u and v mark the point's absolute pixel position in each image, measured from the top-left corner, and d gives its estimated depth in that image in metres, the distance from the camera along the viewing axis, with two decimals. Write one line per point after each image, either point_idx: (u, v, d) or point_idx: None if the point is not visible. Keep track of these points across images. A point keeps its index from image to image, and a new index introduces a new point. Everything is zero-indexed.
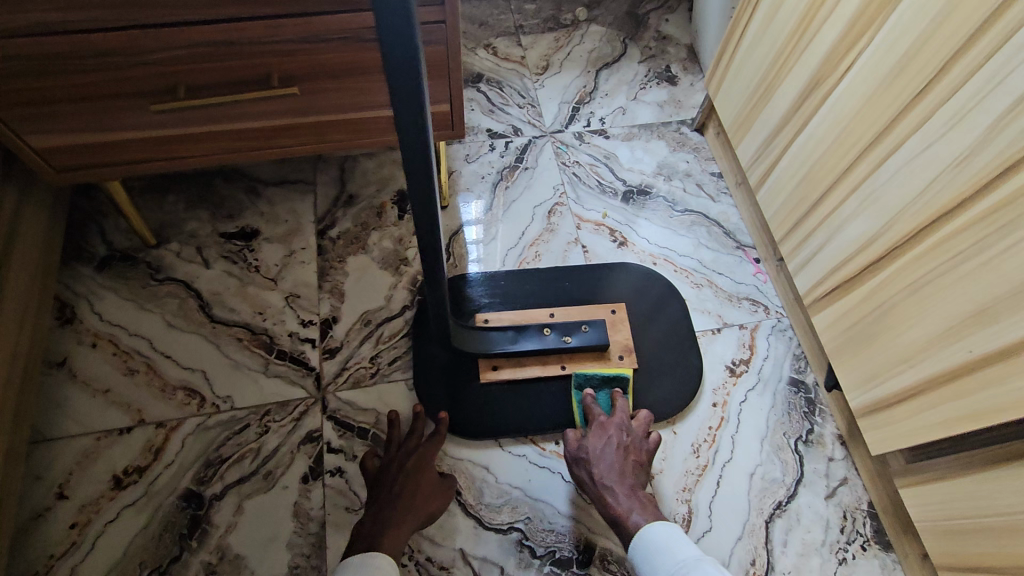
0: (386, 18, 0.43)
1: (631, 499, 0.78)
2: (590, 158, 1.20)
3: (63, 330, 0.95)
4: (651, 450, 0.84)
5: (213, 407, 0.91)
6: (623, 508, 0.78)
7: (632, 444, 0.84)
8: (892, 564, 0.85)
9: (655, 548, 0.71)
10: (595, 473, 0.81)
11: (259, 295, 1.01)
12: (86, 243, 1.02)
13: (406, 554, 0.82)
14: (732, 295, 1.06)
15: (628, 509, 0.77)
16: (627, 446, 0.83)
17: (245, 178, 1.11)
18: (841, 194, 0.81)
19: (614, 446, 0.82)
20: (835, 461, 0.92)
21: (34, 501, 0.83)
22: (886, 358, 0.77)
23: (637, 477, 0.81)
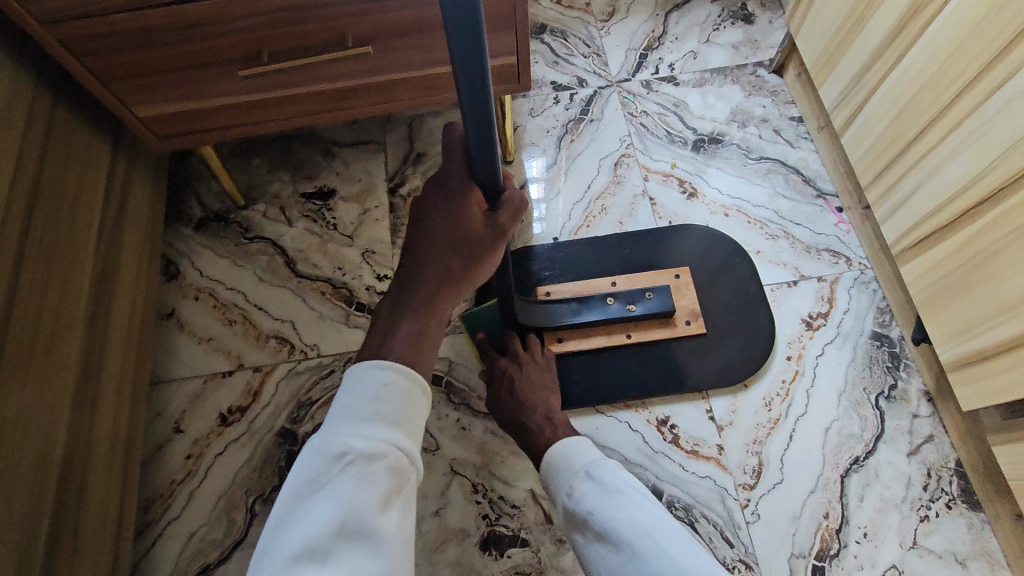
0: (457, 39, 0.41)
1: (544, 421, 0.80)
2: (659, 107, 1.15)
3: (171, 284, 1.05)
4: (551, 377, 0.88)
5: (301, 354, 0.99)
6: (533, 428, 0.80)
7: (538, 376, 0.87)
8: (980, 524, 0.81)
9: (574, 446, 0.71)
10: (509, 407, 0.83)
11: (338, 251, 1.07)
12: (184, 206, 1.12)
13: (480, 492, 0.87)
14: (811, 246, 1.01)
15: (538, 429, 0.79)
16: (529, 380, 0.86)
17: (320, 141, 1.16)
18: (941, 132, 0.74)
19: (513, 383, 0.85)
20: (920, 417, 0.88)
21: (156, 434, 0.94)
22: (985, 309, 0.72)
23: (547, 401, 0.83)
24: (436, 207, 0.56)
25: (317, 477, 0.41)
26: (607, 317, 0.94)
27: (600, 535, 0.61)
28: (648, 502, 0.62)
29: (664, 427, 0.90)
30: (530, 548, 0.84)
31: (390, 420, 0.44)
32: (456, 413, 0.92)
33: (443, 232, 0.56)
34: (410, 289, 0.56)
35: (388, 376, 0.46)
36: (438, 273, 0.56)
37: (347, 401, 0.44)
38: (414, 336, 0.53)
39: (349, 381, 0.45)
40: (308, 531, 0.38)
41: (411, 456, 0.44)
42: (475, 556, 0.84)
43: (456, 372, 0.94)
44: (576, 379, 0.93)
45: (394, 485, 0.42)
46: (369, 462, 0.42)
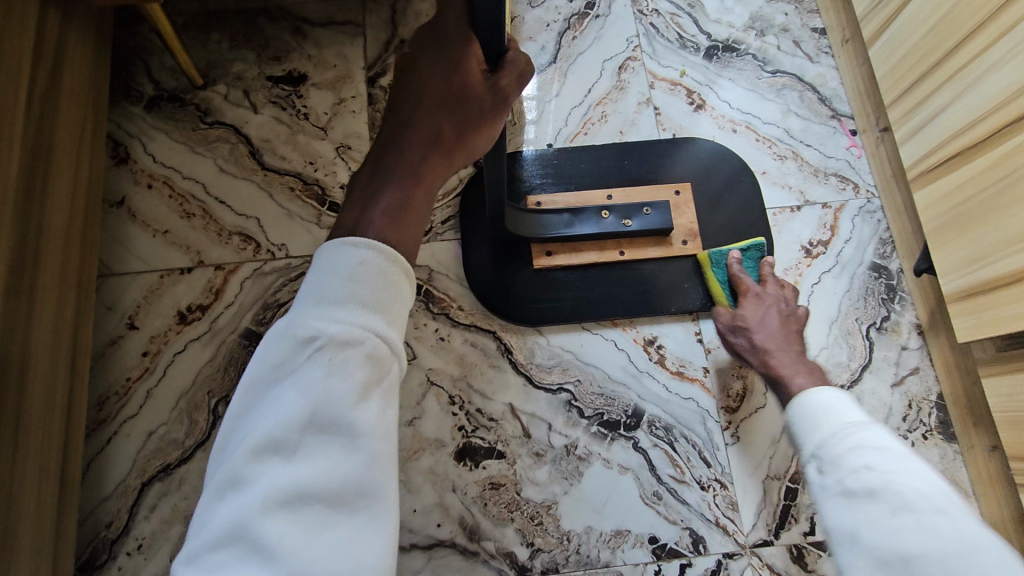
0: None
1: (796, 368, 0.78)
2: (672, 6, 1.04)
3: (120, 169, 0.94)
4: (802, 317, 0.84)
5: (268, 254, 0.91)
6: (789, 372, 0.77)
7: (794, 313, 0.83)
8: (954, 454, 0.82)
9: (825, 406, 0.67)
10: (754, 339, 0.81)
11: (309, 144, 0.97)
12: (133, 82, 0.98)
13: (456, 404, 0.84)
14: (819, 170, 0.96)
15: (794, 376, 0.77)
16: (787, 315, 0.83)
17: (290, 17, 1.02)
18: (989, 37, 0.68)
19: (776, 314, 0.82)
20: (908, 350, 0.86)
21: (107, 329, 0.87)
22: (1002, 236, 0.68)
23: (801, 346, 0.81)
24: (427, 59, 0.49)
25: (283, 364, 0.36)
26: (601, 231, 0.88)
27: (867, 489, 0.54)
28: (918, 468, 0.54)
29: (651, 347, 0.87)
30: (506, 460, 0.81)
31: (367, 303, 0.37)
32: (434, 323, 0.87)
33: (433, 88, 0.49)
34: (392, 154, 0.48)
35: (367, 254, 0.38)
36: (426, 137, 0.49)
37: (318, 281, 0.37)
38: (397, 206, 0.45)
39: (321, 257, 0.38)
40: (271, 424, 0.34)
41: (394, 344, 0.38)
42: (450, 466, 0.81)
43: (436, 281, 0.88)
44: (564, 295, 0.88)
45: (374, 376, 0.37)
46: (342, 349, 0.36)
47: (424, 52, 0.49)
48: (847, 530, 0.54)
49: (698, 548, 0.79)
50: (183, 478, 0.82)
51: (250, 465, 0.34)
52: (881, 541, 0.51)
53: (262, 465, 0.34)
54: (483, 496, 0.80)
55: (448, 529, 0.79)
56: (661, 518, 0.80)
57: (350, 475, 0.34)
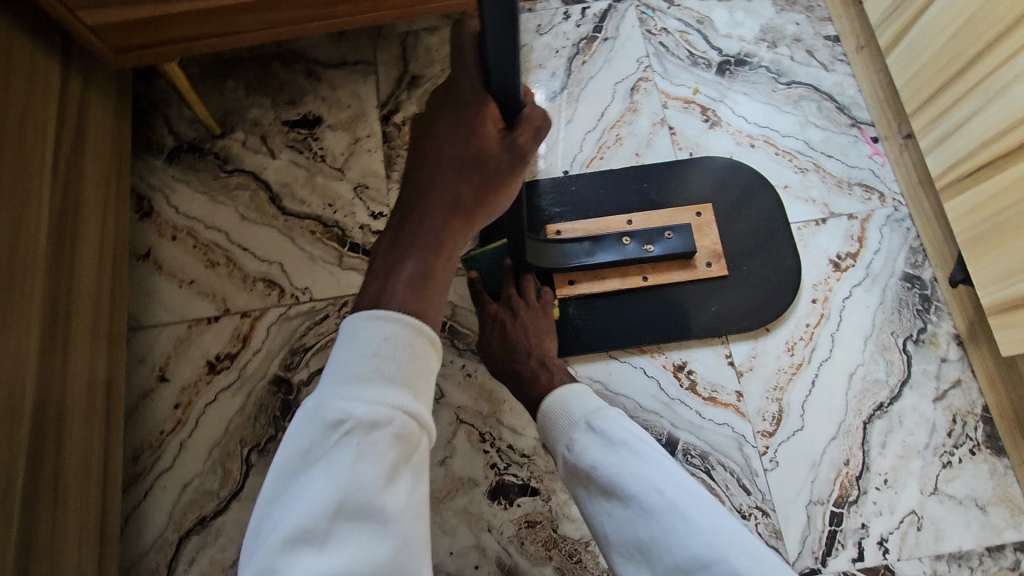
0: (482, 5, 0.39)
1: None
2: (681, 24, 1.04)
3: (144, 222, 0.96)
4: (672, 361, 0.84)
5: (292, 298, 0.92)
6: None
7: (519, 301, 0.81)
8: (1004, 470, 0.79)
9: (560, 401, 0.65)
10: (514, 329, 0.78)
11: (327, 186, 0.97)
12: (153, 134, 1.00)
13: (487, 441, 0.83)
14: (842, 180, 0.94)
15: None
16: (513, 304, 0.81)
17: (302, 61, 1.04)
18: (1014, 45, 0.66)
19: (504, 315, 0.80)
20: (948, 362, 0.84)
21: (140, 383, 0.88)
22: None
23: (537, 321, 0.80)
24: (444, 119, 0.49)
25: (312, 448, 0.36)
26: (623, 257, 0.87)
27: (608, 489, 0.56)
28: (656, 453, 0.57)
29: (681, 373, 0.85)
30: (540, 496, 0.80)
31: (394, 381, 0.37)
32: (460, 359, 0.87)
33: (451, 152, 0.49)
34: (412, 220, 0.47)
35: (390, 328, 0.39)
36: (445, 203, 0.48)
37: (342, 359, 0.37)
38: (420, 277, 0.45)
39: (345, 333, 0.38)
40: (303, 511, 0.34)
41: (422, 420, 0.39)
42: (484, 505, 0.80)
43: (460, 317, 0.88)
44: (590, 324, 0.87)
45: (403, 454, 0.37)
46: (371, 431, 0.36)
47: (443, 110, 0.50)
48: (602, 530, 0.57)
49: None
50: (221, 528, 0.82)
51: (280, 557, 0.33)
52: (629, 538, 0.54)
53: (292, 557, 0.33)
54: (519, 534, 0.79)
55: (485, 569, 0.78)
56: None
57: (385, 560, 0.34)
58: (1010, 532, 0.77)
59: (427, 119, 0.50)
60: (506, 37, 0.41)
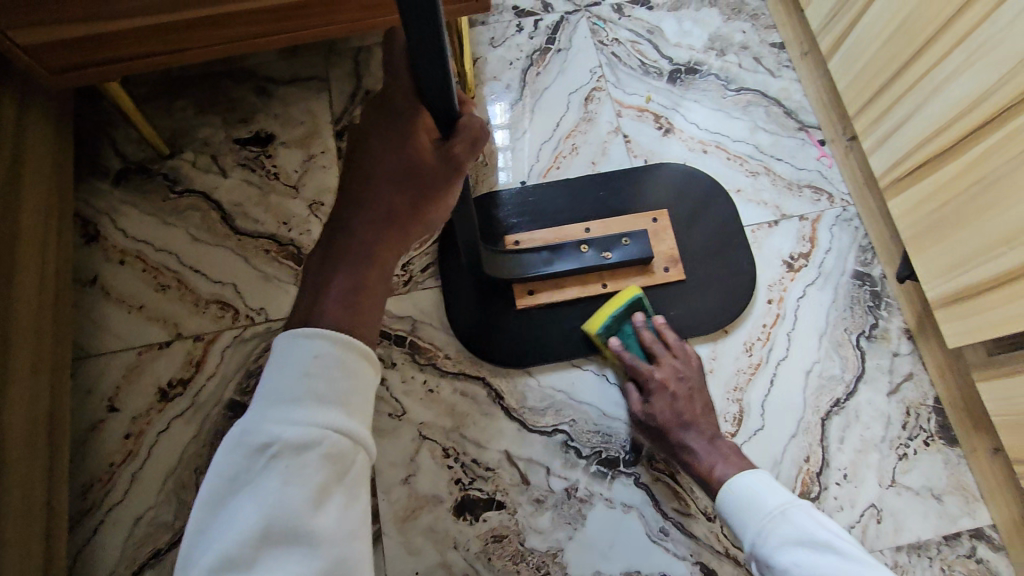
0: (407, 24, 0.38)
1: None
2: (632, 34, 1.05)
3: (91, 247, 0.93)
4: (687, 367, 0.82)
5: (247, 319, 0.90)
6: (705, 463, 0.76)
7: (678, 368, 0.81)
8: (957, 459, 0.81)
9: (747, 494, 0.70)
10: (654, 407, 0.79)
11: (282, 204, 0.96)
12: (99, 156, 0.97)
13: (451, 456, 0.82)
14: (792, 183, 0.96)
15: (712, 462, 0.75)
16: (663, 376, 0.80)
17: (253, 78, 1.02)
18: (948, 44, 0.67)
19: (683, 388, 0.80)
20: (900, 355, 0.86)
21: (87, 414, 0.85)
22: (979, 242, 0.67)
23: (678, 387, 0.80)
24: (376, 131, 0.49)
25: (239, 473, 0.35)
26: (581, 265, 0.87)
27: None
28: (852, 550, 0.61)
29: None
30: (506, 510, 0.79)
31: (324, 400, 0.36)
32: (422, 375, 0.85)
33: (383, 163, 0.48)
34: (343, 235, 0.47)
35: (321, 346, 0.38)
36: (378, 215, 0.48)
37: (271, 380, 0.37)
38: (350, 292, 0.45)
39: (275, 352, 0.38)
40: (227, 538, 0.33)
41: (358, 437, 0.37)
42: (449, 522, 0.79)
43: (421, 331, 0.87)
44: (551, 333, 0.87)
45: (336, 475, 0.36)
46: (298, 454, 0.35)
47: (378, 122, 0.49)
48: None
49: None
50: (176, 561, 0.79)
51: None
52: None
53: None
54: (486, 550, 0.78)
55: None
56: (669, 555, 0.78)
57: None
58: (965, 520, 0.79)
59: (359, 131, 0.50)
60: (430, 59, 0.41)
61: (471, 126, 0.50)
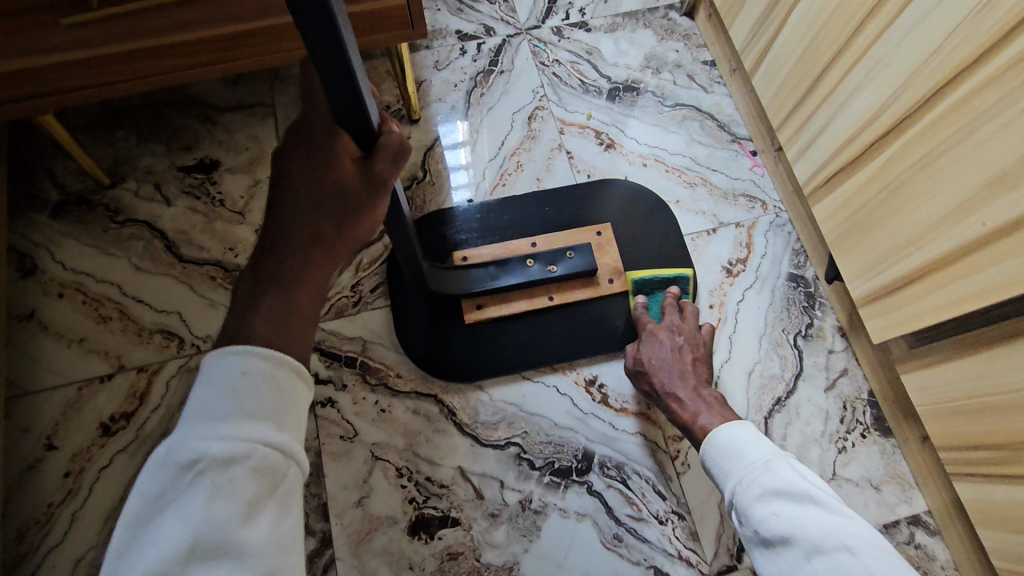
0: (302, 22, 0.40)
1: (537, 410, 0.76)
2: (571, 55, 1.09)
3: (27, 281, 0.91)
4: (706, 342, 0.84)
5: (194, 348, 0.88)
6: (689, 412, 0.78)
7: (688, 342, 0.83)
8: (892, 449, 0.85)
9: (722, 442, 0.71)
10: (657, 382, 0.81)
11: (228, 230, 0.95)
12: (35, 189, 0.95)
13: (405, 476, 0.82)
14: (728, 193, 1.00)
15: (696, 412, 0.77)
16: (684, 346, 0.83)
17: (196, 106, 1.02)
18: (847, 61, 0.72)
19: (670, 348, 0.82)
20: (835, 353, 0.90)
21: (24, 454, 0.82)
22: (892, 242, 0.70)
23: (699, 376, 0.80)
24: (296, 159, 0.52)
25: (163, 492, 0.35)
26: (528, 279, 0.88)
27: (782, 539, 0.59)
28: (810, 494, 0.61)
29: (592, 388, 0.87)
30: (461, 526, 0.79)
31: (254, 414, 0.38)
32: (373, 395, 0.85)
33: (306, 188, 0.51)
34: (270, 259, 0.49)
35: (249, 362, 0.40)
36: (305, 235, 0.50)
37: (199, 399, 0.38)
38: (279, 311, 0.46)
39: (204, 371, 0.39)
40: (149, 560, 0.33)
41: (287, 452, 0.39)
42: (404, 543, 0.78)
43: (371, 352, 0.88)
44: (501, 348, 0.88)
45: (264, 488, 0.37)
46: (226, 468, 0.36)
47: (299, 150, 0.52)
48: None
49: None
50: None
51: None
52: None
53: None
54: (442, 568, 0.78)
55: None
56: (624, 560, 0.79)
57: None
58: (903, 508, 0.82)
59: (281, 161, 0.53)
60: (329, 60, 0.43)
61: (388, 141, 0.53)
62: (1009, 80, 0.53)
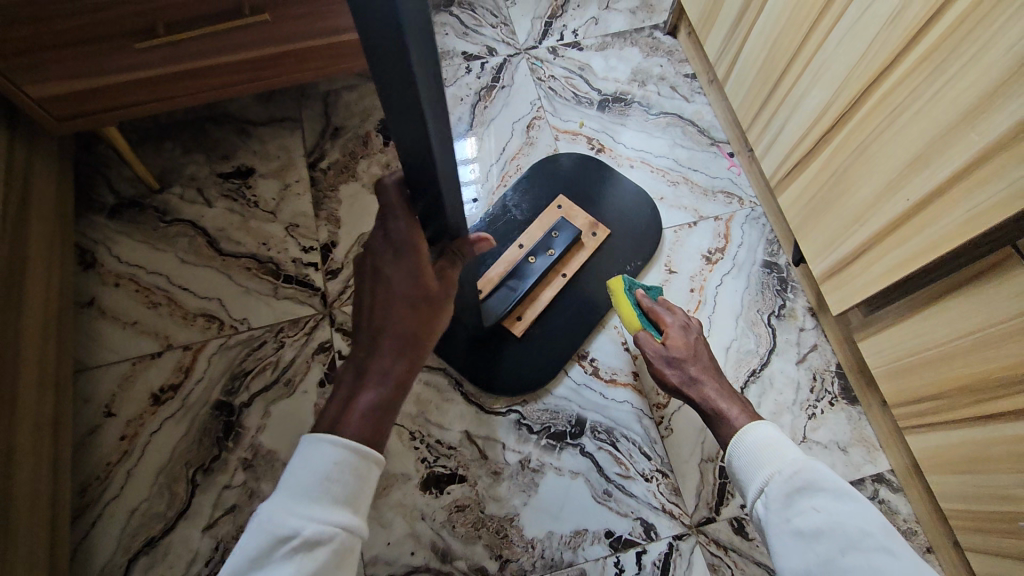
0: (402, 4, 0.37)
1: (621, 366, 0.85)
2: (565, 71, 1.22)
3: (88, 273, 1.03)
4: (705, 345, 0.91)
5: (232, 329, 1.00)
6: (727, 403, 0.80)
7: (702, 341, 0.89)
8: (858, 415, 0.93)
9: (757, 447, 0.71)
10: (693, 372, 0.83)
11: (261, 227, 1.08)
12: (95, 194, 1.09)
13: (418, 438, 0.92)
14: (707, 190, 1.11)
15: (732, 403, 0.80)
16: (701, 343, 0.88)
17: (234, 121, 1.16)
18: (798, 67, 0.83)
19: (698, 345, 0.87)
20: (805, 330, 0.99)
21: (85, 420, 0.93)
22: (841, 222, 0.81)
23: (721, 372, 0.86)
24: (392, 269, 0.62)
25: (262, 555, 0.47)
26: (540, 272, 0.98)
27: (819, 534, 0.60)
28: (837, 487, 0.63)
29: (584, 361, 0.97)
30: (467, 483, 0.89)
31: (336, 501, 0.51)
32: None
33: (399, 292, 0.61)
34: (367, 358, 0.61)
35: (339, 454, 0.52)
36: (398, 339, 0.61)
37: (297, 476, 0.50)
38: (375, 408, 0.58)
39: (302, 454, 0.52)
40: None
41: (355, 534, 0.51)
42: (417, 497, 0.88)
43: None
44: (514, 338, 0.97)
45: (338, 562, 0.50)
46: (312, 548, 0.48)
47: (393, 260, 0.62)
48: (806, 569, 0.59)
49: (651, 535, 0.87)
50: (167, 548, 0.87)
51: None
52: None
53: None
54: (450, 519, 0.87)
55: (421, 555, 0.85)
56: (613, 512, 0.88)
57: None
58: (868, 467, 0.90)
59: (371, 267, 0.63)
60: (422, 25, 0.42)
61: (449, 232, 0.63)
62: (917, 76, 0.64)
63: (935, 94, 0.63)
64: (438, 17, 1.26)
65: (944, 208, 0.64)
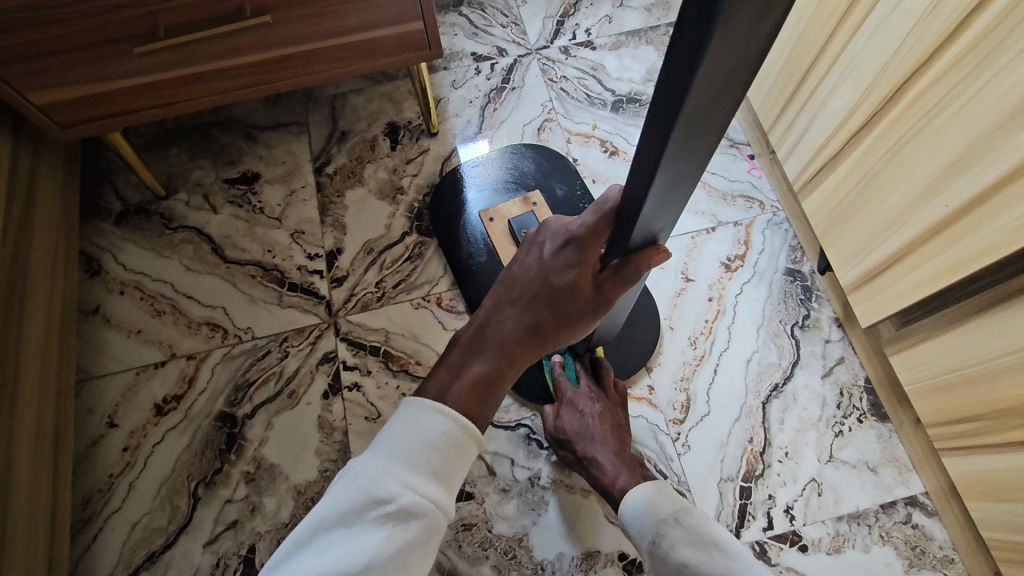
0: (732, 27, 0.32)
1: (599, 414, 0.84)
2: (578, 71, 1.18)
3: (93, 281, 1.02)
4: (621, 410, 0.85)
5: (235, 338, 0.98)
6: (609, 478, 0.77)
7: (606, 409, 0.84)
8: (888, 433, 0.88)
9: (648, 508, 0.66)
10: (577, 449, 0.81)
11: (266, 234, 1.06)
12: (101, 201, 1.08)
13: None
14: (726, 194, 1.06)
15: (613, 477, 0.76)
16: (603, 412, 0.83)
17: (241, 126, 1.14)
18: (825, 63, 0.78)
19: (590, 416, 0.82)
20: (831, 342, 0.94)
21: (88, 432, 0.92)
22: (871, 228, 0.75)
23: (616, 442, 0.80)
24: (552, 260, 0.59)
25: (353, 512, 0.45)
26: None
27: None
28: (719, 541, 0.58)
29: None
30: (474, 500, 0.86)
31: (435, 475, 0.47)
32: (395, 380, 0.95)
33: (550, 287, 0.59)
34: (491, 330, 0.59)
35: (447, 424, 0.49)
36: (525, 327, 0.59)
37: (402, 438, 0.48)
38: (483, 384, 0.56)
39: (408, 416, 0.49)
40: (331, 563, 0.43)
41: (446, 513, 0.48)
42: None
43: (394, 342, 0.97)
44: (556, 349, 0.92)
45: (426, 538, 0.46)
46: (405, 518, 0.45)
47: (556, 252, 0.60)
48: None
49: None
50: (168, 563, 0.85)
51: None
52: None
53: None
54: (457, 538, 0.84)
55: None
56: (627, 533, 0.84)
57: None
58: (900, 489, 0.85)
59: (534, 252, 0.62)
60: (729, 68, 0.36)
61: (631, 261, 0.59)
62: (960, 70, 0.59)
63: (981, 89, 0.57)
64: (447, 17, 1.23)
65: (990, 213, 0.59)
